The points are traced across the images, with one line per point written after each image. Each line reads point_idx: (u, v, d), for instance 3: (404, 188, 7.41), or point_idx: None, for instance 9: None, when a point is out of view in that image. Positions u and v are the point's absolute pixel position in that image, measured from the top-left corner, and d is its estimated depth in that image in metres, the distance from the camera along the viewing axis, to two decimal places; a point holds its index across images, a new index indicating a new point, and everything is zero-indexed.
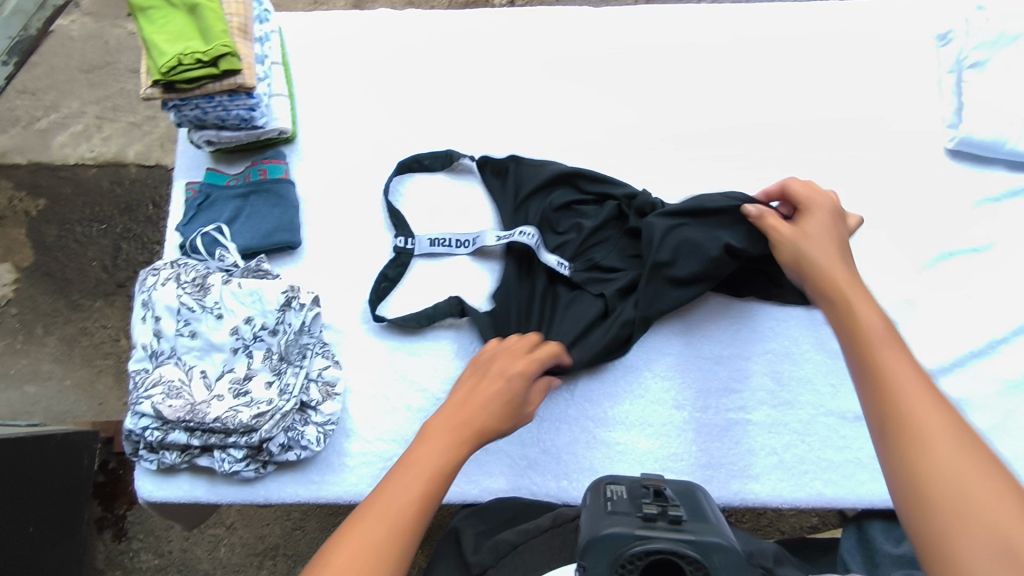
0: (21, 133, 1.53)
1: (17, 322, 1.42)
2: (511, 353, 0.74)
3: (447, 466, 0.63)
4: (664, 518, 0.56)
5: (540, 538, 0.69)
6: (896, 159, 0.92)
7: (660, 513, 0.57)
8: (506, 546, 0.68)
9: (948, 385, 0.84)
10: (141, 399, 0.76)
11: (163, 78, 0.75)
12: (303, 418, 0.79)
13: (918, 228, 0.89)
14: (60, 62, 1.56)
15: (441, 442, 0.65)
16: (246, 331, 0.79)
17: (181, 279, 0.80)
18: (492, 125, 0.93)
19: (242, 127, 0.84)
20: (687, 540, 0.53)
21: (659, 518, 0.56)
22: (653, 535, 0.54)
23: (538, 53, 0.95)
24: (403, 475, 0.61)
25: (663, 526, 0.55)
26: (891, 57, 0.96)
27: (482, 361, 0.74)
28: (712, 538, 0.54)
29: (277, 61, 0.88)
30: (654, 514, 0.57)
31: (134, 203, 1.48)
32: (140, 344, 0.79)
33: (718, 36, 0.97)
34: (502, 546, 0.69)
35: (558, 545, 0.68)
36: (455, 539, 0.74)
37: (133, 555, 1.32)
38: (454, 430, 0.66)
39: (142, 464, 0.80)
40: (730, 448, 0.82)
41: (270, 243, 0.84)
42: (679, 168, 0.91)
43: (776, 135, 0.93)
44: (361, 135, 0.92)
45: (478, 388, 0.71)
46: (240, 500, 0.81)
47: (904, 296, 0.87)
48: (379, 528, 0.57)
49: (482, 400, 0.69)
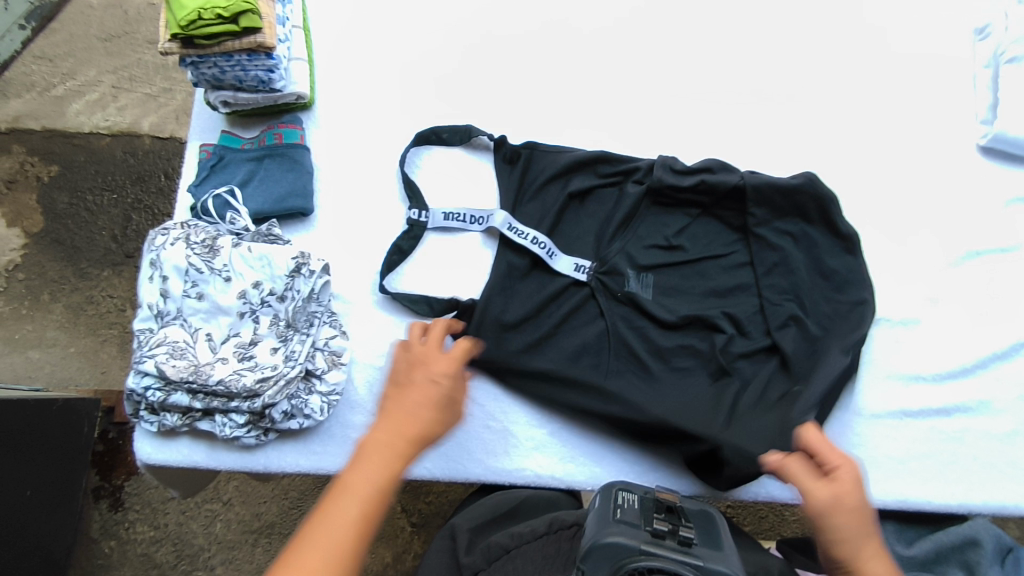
0: (37, 98, 1.52)
1: (24, 288, 1.42)
2: (429, 348, 0.68)
3: (383, 488, 0.58)
4: (673, 537, 0.57)
5: (534, 544, 0.65)
6: (924, 156, 0.90)
7: (670, 530, 0.58)
8: (499, 550, 0.64)
9: (969, 387, 0.82)
10: (145, 357, 0.75)
11: (182, 32, 0.74)
12: (308, 386, 0.78)
13: (944, 226, 0.87)
14: (79, 29, 1.56)
15: (379, 456, 0.59)
16: (253, 295, 0.78)
17: (190, 240, 0.79)
18: (511, 102, 0.91)
19: (260, 89, 0.83)
20: (694, 564, 0.54)
21: (668, 537, 0.57)
22: (658, 553, 0.55)
23: (562, 33, 0.94)
24: (331, 508, 0.56)
25: (671, 545, 0.56)
26: (925, 52, 0.94)
27: (404, 369, 0.67)
28: (718, 567, 0.54)
29: (298, 25, 0.87)
30: (665, 531, 0.58)
31: (146, 174, 1.47)
32: (146, 304, 0.78)
33: (748, 23, 0.95)
34: (494, 550, 0.64)
35: (551, 553, 0.65)
36: (449, 537, 0.69)
37: (128, 526, 1.31)
38: (388, 444, 0.60)
39: (142, 425, 0.79)
40: None
41: (282, 208, 0.83)
42: (703, 154, 0.89)
43: (803, 126, 0.91)
44: (380, 105, 0.90)
45: (405, 392, 0.65)
46: (240, 467, 0.80)
47: (925, 294, 0.85)
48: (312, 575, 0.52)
49: (414, 405, 0.63)
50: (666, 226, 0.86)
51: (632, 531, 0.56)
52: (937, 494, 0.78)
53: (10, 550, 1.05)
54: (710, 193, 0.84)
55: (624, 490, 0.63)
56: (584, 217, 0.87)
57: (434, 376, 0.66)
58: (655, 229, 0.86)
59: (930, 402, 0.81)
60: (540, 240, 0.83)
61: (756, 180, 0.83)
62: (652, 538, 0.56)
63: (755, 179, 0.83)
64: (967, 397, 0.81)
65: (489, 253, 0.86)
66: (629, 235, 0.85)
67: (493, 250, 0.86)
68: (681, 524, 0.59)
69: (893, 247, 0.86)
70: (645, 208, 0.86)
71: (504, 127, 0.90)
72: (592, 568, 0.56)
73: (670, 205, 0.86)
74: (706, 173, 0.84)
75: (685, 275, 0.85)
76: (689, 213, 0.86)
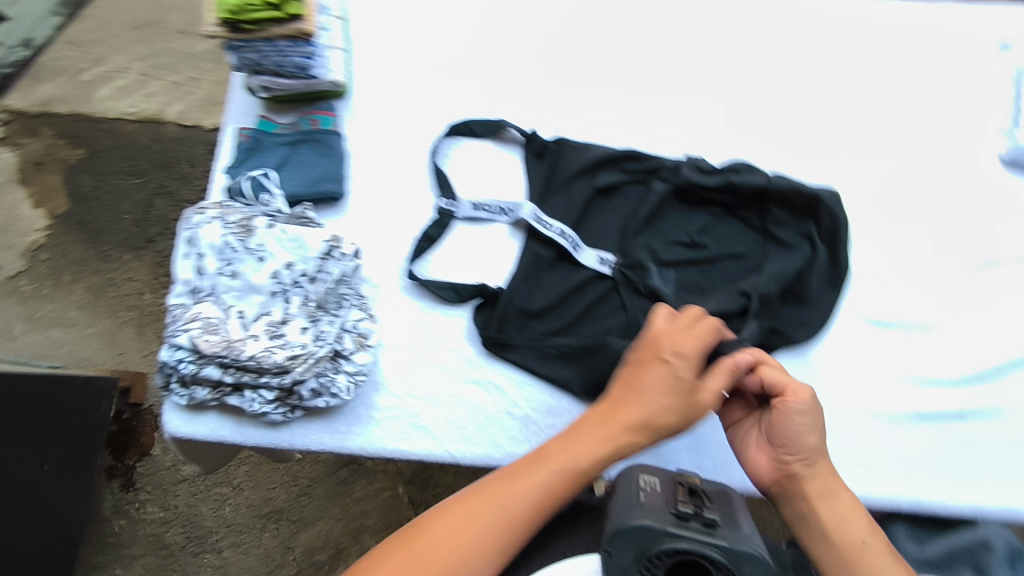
0: (66, 83, 1.55)
1: (46, 267, 1.44)
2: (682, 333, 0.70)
3: (584, 471, 0.66)
4: (698, 519, 0.60)
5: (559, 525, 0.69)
6: (944, 166, 0.91)
7: (694, 512, 0.60)
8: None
9: (984, 392, 0.82)
10: (179, 331, 0.77)
11: (230, 17, 0.77)
12: (335, 366, 0.79)
13: (964, 234, 0.88)
14: (112, 18, 1.60)
15: (594, 439, 0.67)
16: (286, 275, 0.80)
17: (226, 219, 0.81)
18: (538, 99, 0.93)
19: (299, 76, 0.85)
20: (719, 545, 0.58)
21: (693, 518, 0.60)
22: (683, 535, 0.58)
23: (589, 34, 0.96)
24: (532, 466, 0.65)
25: (695, 527, 0.59)
26: (948, 64, 0.96)
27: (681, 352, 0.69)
28: (743, 547, 0.58)
29: (336, 15, 0.90)
30: (689, 512, 0.60)
31: (170, 160, 1.49)
32: (181, 280, 0.80)
33: (773, 30, 0.97)
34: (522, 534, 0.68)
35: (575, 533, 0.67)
36: None
37: (139, 506, 1.32)
38: (605, 434, 0.67)
39: (172, 399, 0.81)
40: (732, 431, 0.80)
41: (315, 191, 0.85)
42: (727, 155, 0.91)
43: (826, 131, 0.92)
44: (412, 98, 0.93)
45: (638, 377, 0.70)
46: (265, 443, 0.81)
47: (943, 299, 0.86)
48: (501, 514, 0.62)
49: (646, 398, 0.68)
50: (688, 223, 0.87)
51: (657, 514, 0.59)
52: (953, 496, 0.78)
53: (24, 523, 1.06)
54: (734, 190, 0.86)
55: (645, 472, 0.65)
56: (608, 211, 0.89)
57: (671, 362, 0.69)
58: (676, 224, 0.87)
59: (946, 406, 0.82)
60: (566, 233, 0.85)
61: (778, 182, 0.85)
62: (677, 520, 0.59)
63: (778, 181, 0.85)
64: (982, 401, 0.82)
65: (515, 243, 0.88)
66: (649, 228, 0.87)
67: (519, 241, 0.88)
68: (703, 505, 0.61)
69: (912, 253, 0.88)
70: (668, 202, 0.88)
71: (532, 122, 0.92)
72: (618, 551, 0.59)
73: (692, 202, 0.88)
74: (732, 172, 0.86)
75: (707, 273, 0.85)
76: (712, 212, 0.88)
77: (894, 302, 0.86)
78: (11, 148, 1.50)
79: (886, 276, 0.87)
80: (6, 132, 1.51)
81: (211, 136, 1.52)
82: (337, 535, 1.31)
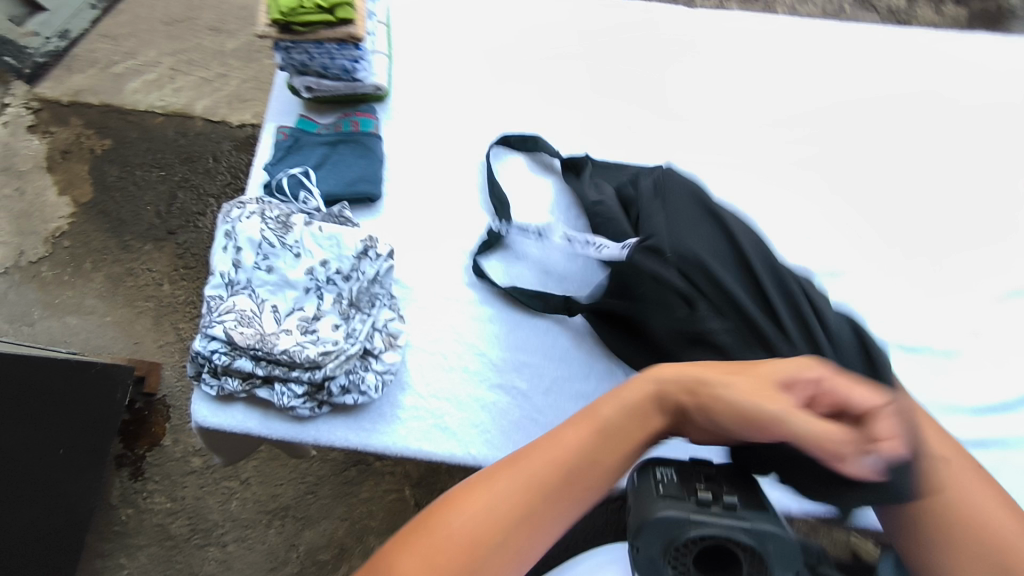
0: (98, 74, 1.57)
1: (68, 254, 1.46)
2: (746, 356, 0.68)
3: (620, 433, 0.60)
4: (718, 504, 0.60)
5: None
6: (972, 194, 0.92)
7: (713, 498, 0.60)
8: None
9: (1005, 421, 0.83)
10: (214, 322, 0.78)
11: (282, 17, 0.80)
12: (364, 364, 0.81)
13: (991, 263, 0.89)
14: (145, 12, 1.62)
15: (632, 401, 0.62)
16: (320, 272, 0.81)
17: (265, 215, 0.83)
18: (569, 113, 0.95)
19: (342, 78, 0.88)
20: (743, 528, 0.58)
21: (714, 503, 0.60)
22: (707, 520, 0.58)
23: (622, 50, 0.98)
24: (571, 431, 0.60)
25: (717, 511, 0.59)
26: (980, 94, 0.97)
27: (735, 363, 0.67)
28: (767, 527, 0.58)
29: (381, 21, 0.93)
30: (708, 499, 0.60)
31: (195, 154, 1.51)
32: (218, 272, 0.81)
33: (806, 54, 0.98)
34: None
35: None
36: None
37: (147, 496, 1.33)
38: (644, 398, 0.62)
39: (201, 389, 0.81)
40: None
41: (353, 191, 0.86)
42: (757, 174, 0.92)
43: (855, 156, 0.94)
44: (447, 105, 0.95)
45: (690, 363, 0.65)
46: (291, 437, 0.82)
47: (968, 327, 0.86)
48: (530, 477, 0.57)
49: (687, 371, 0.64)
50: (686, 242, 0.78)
51: (678, 504, 0.59)
52: None
53: (36, 507, 1.06)
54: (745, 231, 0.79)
55: (658, 465, 0.65)
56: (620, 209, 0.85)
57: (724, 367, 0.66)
58: (681, 225, 0.79)
59: (969, 432, 0.81)
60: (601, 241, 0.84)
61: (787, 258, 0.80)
62: (698, 507, 0.59)
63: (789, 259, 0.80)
64: (1004, 430, 0.82)
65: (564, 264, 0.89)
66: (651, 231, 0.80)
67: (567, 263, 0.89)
68: (721, 490, 0.62)
69: (936, 279, 0.88)
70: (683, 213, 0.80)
71: (563, 134, 0.94)
72: (646, 544, 0.58)
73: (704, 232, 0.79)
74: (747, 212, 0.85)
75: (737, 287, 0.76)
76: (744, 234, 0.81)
77: (918, 327, 0.86)
78: (40, 135, 1.53)
79: (910, 301, 0.87)
80: (36, 119, 1.54)
81: (238, 132, 1.53)
82: (341, 535, 1.30)
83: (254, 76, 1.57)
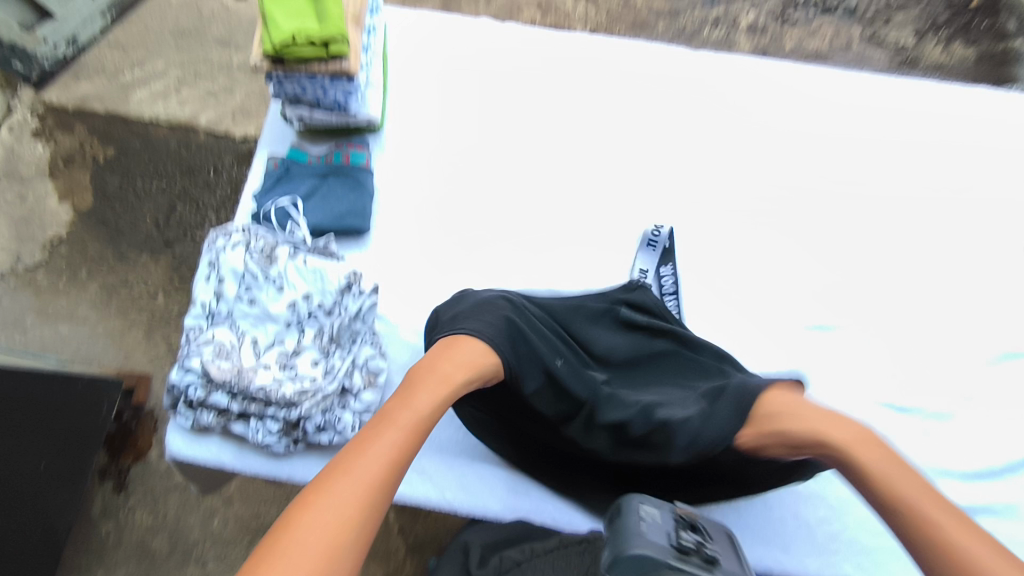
0: (104, 83, 1.57)
1: (64, 262, 1.45)
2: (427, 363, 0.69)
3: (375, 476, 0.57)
4: (698, 554, 0.59)
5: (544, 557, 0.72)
6: (972, 250, 0.91)
7: (695, 547, 0.60)
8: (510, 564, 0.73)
9: (998, 489, 0.81)
10: (192, 354, 0.77)
11: (275, 52, 0.80)
12: (342, 403, 0.79)
13: (989, 324, 0.88)
14: (154, 24, 1.62)
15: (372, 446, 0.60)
16: (302, 307, 0.80)
17: (250, 246, 0.82)
18: (569, 156, 0.95)
19: (335, 111, 0.89)
20: None
21: (694, 552, 0.59)
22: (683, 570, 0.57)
23: (622, 93, 0.97)
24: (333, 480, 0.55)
25: (696, 563, 0.58)
26: (986, 146, 0.95)
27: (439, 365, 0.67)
28: None
29: (378, 53, 0.93)
30: (690, 548, 0.59)
31: (196, 167, 1.50)
32: (199, 302, 0.80)
33: (812, 99, 0.97)
34: (506, 562, 0.73)
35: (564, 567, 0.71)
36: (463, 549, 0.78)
37: (128, 510, 1.31)
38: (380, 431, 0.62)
39: (177, 419, 0.80)
40: (742, 505, 0.80)
41: (340, 225, 0.86)
42: (749, 222, 0.92)
43: (855, 206, 0.93)
44: (443, 138, 0.95)
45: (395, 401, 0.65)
46: (266, 473, 0.80)
47: (962, 391, 0.85)
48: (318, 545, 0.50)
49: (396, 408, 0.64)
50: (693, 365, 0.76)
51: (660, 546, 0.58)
52: None
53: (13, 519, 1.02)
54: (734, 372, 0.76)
55: (643, 501, 0.64)
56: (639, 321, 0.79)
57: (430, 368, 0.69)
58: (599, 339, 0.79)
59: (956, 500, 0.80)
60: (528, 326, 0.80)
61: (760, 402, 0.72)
62: (678, 553, 0.58)
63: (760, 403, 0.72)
64: (995, 498, 0.80)
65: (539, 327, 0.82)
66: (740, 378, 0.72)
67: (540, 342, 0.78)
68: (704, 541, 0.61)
69: (929, 338, 0.87)
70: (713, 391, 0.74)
71: (559, 174, 0.94)
72: None
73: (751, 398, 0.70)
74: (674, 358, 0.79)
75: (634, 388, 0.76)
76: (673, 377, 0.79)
77: (911, 386, 0.85)
78: (45, 141, 1.52)
79: (903, 359, 0.86)
80: (40, 126, 1.54)
81: (238, 146, 1.52)
82: None
83: (259, 91, 1.56)
